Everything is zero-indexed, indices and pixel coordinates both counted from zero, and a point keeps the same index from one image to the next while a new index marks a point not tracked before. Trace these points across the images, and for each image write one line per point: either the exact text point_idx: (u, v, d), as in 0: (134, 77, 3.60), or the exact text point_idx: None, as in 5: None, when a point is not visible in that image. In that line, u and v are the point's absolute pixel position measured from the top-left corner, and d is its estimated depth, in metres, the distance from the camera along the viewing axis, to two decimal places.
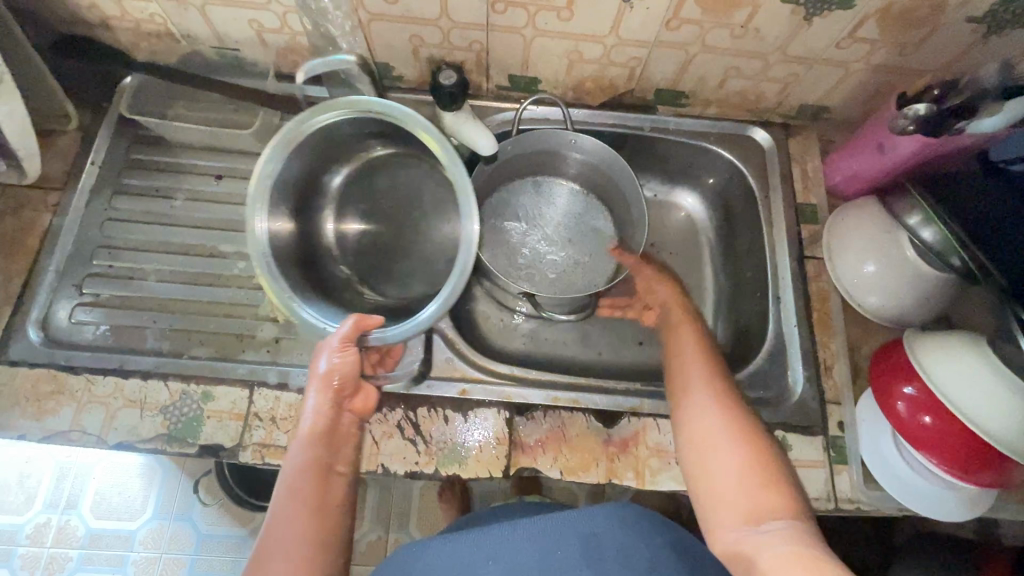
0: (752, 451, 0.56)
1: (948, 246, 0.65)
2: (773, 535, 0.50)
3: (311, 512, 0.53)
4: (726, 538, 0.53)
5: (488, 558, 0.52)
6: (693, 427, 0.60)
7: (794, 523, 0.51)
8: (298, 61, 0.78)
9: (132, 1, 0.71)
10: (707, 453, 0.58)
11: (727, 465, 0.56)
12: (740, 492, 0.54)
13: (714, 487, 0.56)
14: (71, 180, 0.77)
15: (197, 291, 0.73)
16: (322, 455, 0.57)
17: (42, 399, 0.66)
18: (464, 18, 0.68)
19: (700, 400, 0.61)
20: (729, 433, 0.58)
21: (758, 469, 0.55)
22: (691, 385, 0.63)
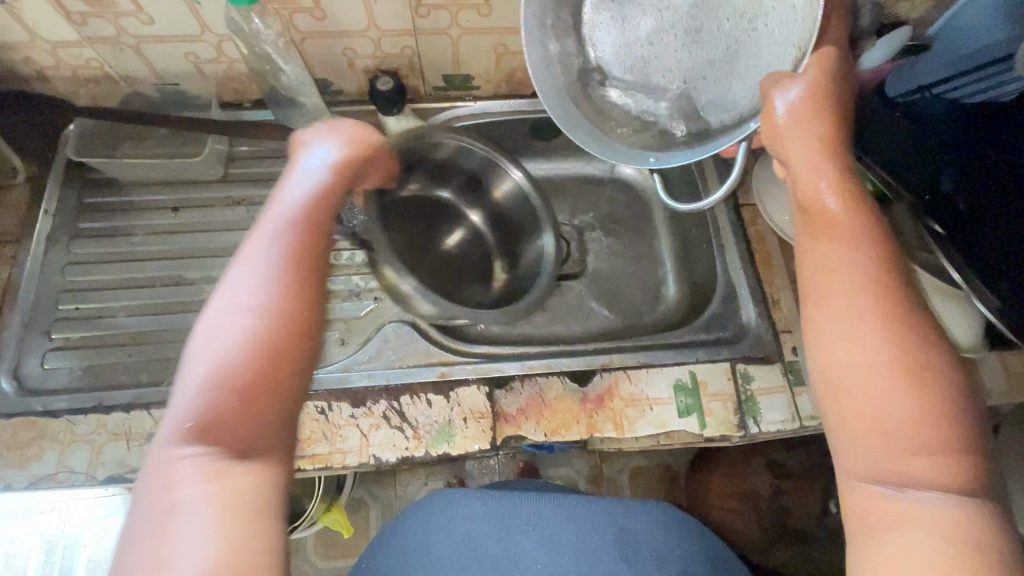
0: (914, 371, 0.41)
1: None
2: (915, 518, 0.38)
3: (262, 377, 0.40)
4: (856, 499, 0.41)
5: (528, 525, 0.61)
6: (840, 322, 0.43)
7: (951, 515, 0.38)
8: (238, 88, 0.82)
9: (68, 50, 0.73)
10: (848, 370, 0.42)
11: (876, 397, 0.41)
12: (895, 420, 0.40)
13: (865, 399, 0.41)
14: (25, 232, 0.77)
15: (168, 320, 0.75)
16: (294, 280, 0.44)
17: (23, 446, 0.66)
18: (392, 25, 0.73)
19: (855, 299, 0.43)
20: (893, 350, 0.41)
21: (933, 424, 0.39)
22: (839, 275, 0.45)
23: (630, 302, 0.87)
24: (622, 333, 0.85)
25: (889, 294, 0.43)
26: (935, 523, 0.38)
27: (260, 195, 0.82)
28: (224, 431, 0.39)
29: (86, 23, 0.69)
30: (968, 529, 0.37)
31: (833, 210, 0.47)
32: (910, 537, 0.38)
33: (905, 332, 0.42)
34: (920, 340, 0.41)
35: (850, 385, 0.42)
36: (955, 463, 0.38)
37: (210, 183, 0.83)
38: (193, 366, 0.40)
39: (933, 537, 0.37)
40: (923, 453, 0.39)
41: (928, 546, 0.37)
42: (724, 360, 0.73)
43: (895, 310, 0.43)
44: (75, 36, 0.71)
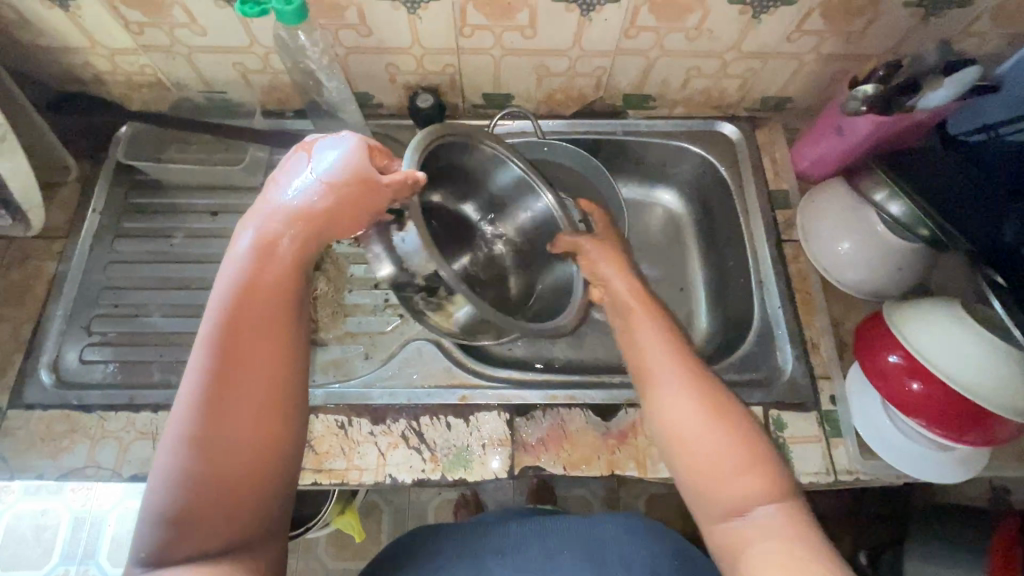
0: (733, 436, 0.50)
1: (915, 218, 0.70)
2: (758, 533, 0.46)
3: (217, 482, 0.43)
4: (720, 537, 0.49)
5: (495, 552, 0.62)
6: (658, 401, 0.53)
7: (777, 516, 0.46)
8: (281, 98, 0.83)
9: (124, 56, 0.76)
10: (680, 433, 0.51)
11: (700, 440, 0.50)
12: (711, 454, 0.50)
13: (689, 452, 0.51)
14: (74, 228, 0.80)
15: (199, 323, 0.76)
16: (235, 366, 0.45)
17: (57, 438, 0.68)
18: (435, 44, 0.73)
19: (669, 386, 0.53)
20: (696, 400, 0.52)
21: (741, 450, 0.49)
22: (647, 348, 0.57)
23: None
24: None
25: (680, 355, 0.55)
26: (774, 529, 0.46)
27: None
28: (195, 545, 0.42)
29: (143, 33, 0.71)
30: (796, 532, 0.45)
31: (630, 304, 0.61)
32: (760, 546, 0.46)
33: (710, 409, 0.51)
34: (716, 391, 0.53)
35: (684, 454, 0.51)
36: (770, 479, 0.48)
37: (248, 191, 0.84)
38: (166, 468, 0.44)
39: (773, 541, 0.45)
40: (747, 474, 0.48)
41: (775, 544, 0.45)
42: (753, 404, 0.71)
43: (692, 368, 0.54)
44: (132, 44, 0.73)
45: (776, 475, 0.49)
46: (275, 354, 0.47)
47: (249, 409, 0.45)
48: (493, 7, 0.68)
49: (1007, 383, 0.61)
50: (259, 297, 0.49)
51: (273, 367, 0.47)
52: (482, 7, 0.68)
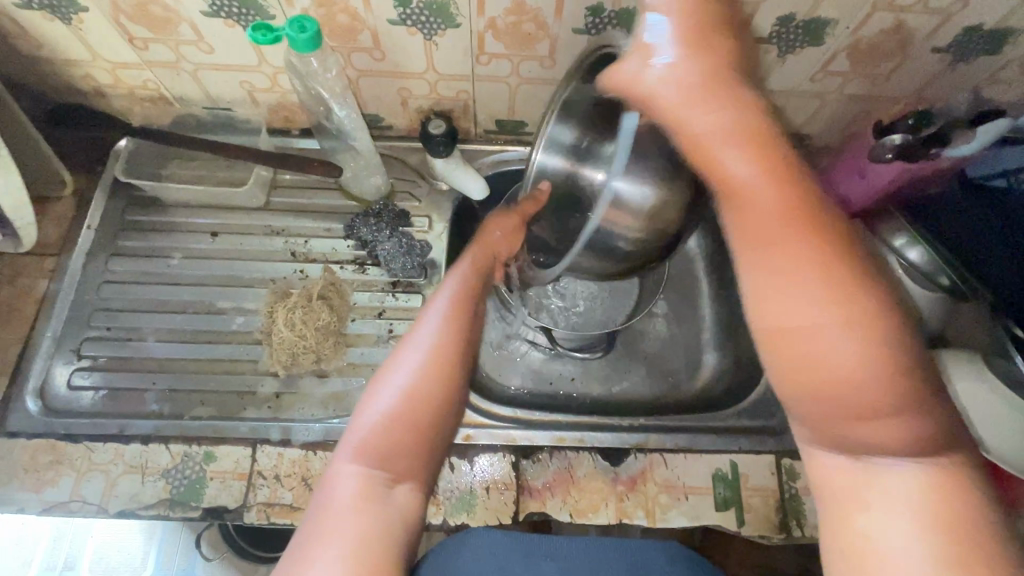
0: (868, 332, 0.40)
1: (935, 265, 0.70)
2: (889, 493, 0.38)
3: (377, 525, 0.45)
4: (826, 475, 0.42)
5: (546, 556, 0.58)
6: (768, 270, 0.43)
7: (918, 472, 0.38)
8: (288, 116, 0.80)
9: (126, 70, 0.73)
10: (786, 333, 0.42)
11: (818, 355, 0.41)
12: (861, 370, 0.39)
13: (819, 357, 0.40)
14: (67, 245, 0.77)
15: (194, 349, 0.73)
16: (422, 411, 0.50)
17: (41, 469, 0.65)
18: (451, 70, 0.71)
19: (794, 248, 0.42)
20: (823, 294, 0.41)
21: (883, 379, 0.39)
22: (758, 218, 0.43)
23: (668, 368, 0.83)
24: (658, 403, 0.80)
25: (810, 236, 0.42)
26: (909, 489, 0.38)
27: (299, 226, 0.80)
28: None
29: (147, 48, 0.69)
30: (945, 484, 0.37)
31: (758, 168, 0.43)
32: (883, 509, 0.38)
33: (857, 318, 0.40)
34: (865, 298, 0.40)
35: (812, 359, 0.41)
36: (918, 425, 0.39)
37: (250, 210, 0.81)
38: (363, 428, 0.49)
39: (903, 500, 0.38)
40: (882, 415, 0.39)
41: (899, 511, 0.37)
42: (767, 453, 0.69)
43: (831, 256, 0.41)
44: (135, 58, 0.71)
45: (936, 419, 0.39)
46: (441, 409, 0.51)
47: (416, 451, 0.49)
48: (513, 37, 0.65)
49: None
50: (452, 341, 0.55)
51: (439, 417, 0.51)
52: (501, 36, 0.65)
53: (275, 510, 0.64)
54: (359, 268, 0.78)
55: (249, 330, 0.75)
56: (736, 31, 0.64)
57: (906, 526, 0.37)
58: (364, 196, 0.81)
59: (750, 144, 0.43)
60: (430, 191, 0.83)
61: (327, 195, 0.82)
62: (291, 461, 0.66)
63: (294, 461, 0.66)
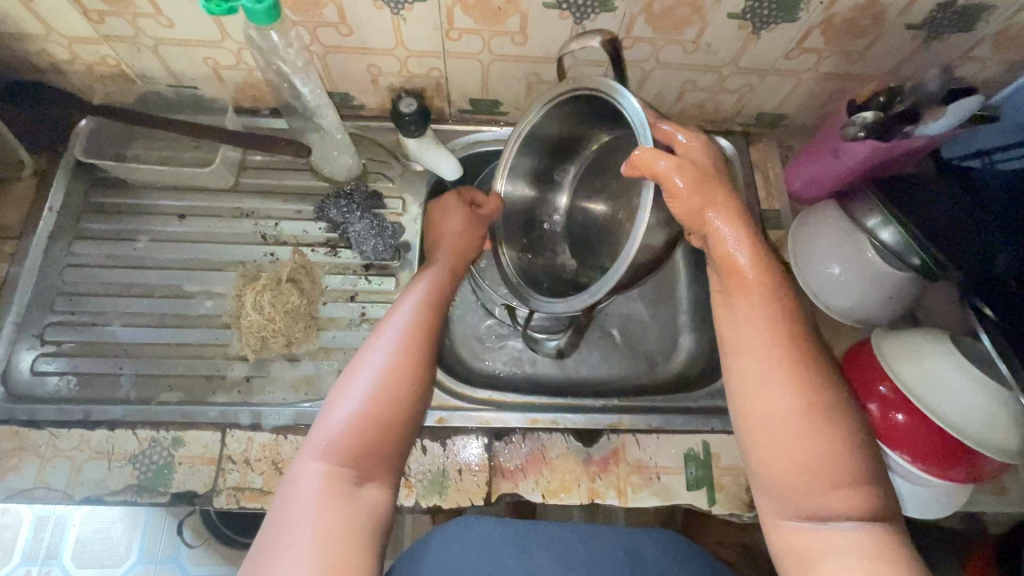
0: (819, 416, 0.49)
1: (907, 246, 0.68)
2: (841, 546, 0.46)
3: (373, 426, 0.52)
4: (786, 537, 0.50)
5: (541, 544, 0.61)
6: (753, 406, 0.51)
7: (860, 536, 0.46)
8: (255, 95, 0.78)
9: (84, 46, 0.70)
10: (763, 422, 0.50)
11: (786, 437, 0.49)
12: (802, 447, 0.49)
13: (775, 444, 0.50)
14: (28, 228, 0.75)
15: (162, 334, 0.72)
16: (417, 340, 0.58)
17: (4, 456, 0.64)
18: (420, 46, 0.69)
19: (759, 367, 0.51)
20: (778, 377, 0.51)
21: (842, 461, 0.48)
22: (741, 332, 0.54)
23: (645, 350, 0.83)
24: (633, 384, 0.80)
25: (780, 340, 0.52)
26: (854, 546, 0.46)
27: (269, 208, 0.79)
28: (341, 473, 0.50)
29: (103, 21, 0.66)
30: (886, 540, 0.46)
31: (745, 271, 0.55)
32: (837, 558, 0.46)
33: (814, 418, 0.49)
34: (824, 418, 0.49)
35: (767, 438, 0.50)
36: (860, 497, 0.48)
37: (218, 192, 0.79)
38: (329, 430, 0.52)
39: (851, 559, 0.46)
40: (838, 486, 0.48)
41: (853, 561, 0.45)
42: None
43: (795, 357, 0.51)
44: (92, 33, 0.68)
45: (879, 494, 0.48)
46: (433, 343, 0.60)
47: (408, 370, 0.56)
48: (483, 11, 0.64)
49: (991, 426, 0.60)
50: (438, 293, 0.65)
51: (427, 348, 0.59)
52: (470, 11, 0.64)
53: (246, 495, 0.64)
54: (331, 251, 0.77)
55: (218, 314, 0.73)
56: (709, 5, 0.63)
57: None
58: (335, 177, 0.80)
59: (723, 272, 0.56)
60: (403, 171, 0.81)
61: (297, 176, 0.80)
62: (261, 445, 0.66)
63: (264, 445, 0.66)
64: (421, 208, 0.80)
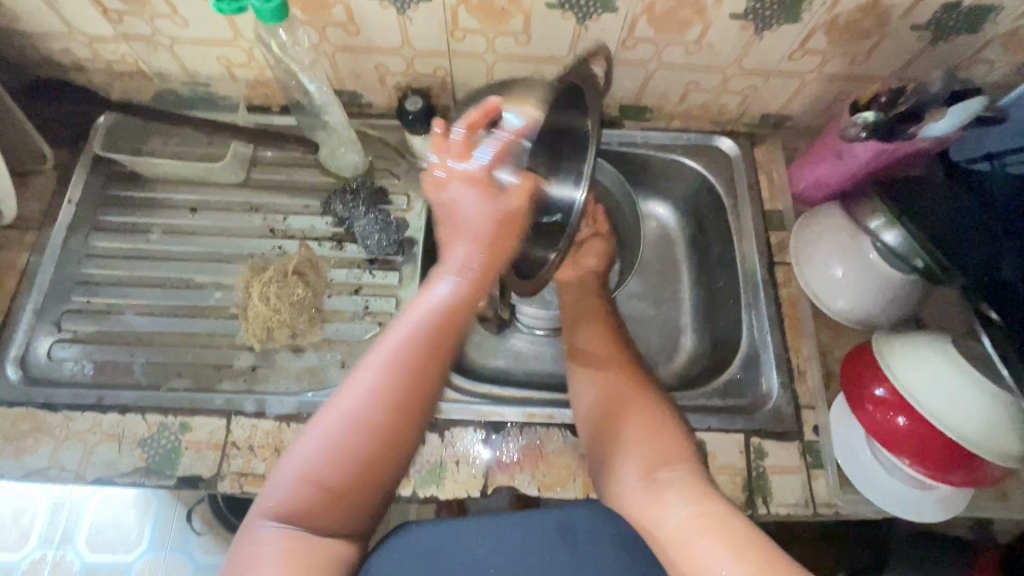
0: (639, 404, 0.60)
1: (911, 248, 0.68)
2: (672, 499, 0.53)
3: (365, 464, 0.49)
4: (632, 508, 0.55)
5: (475, 539, 0.56)
6: (586, 399, 0.63)
7: (701, 501, 0.52)
8: (267, 93, 0.80)
9: (104, 44, 0.73)
10: (604, 404, 0.62)
11: (622, 420, 0.60)
12: (645, 439, 0.58)
13: (618, 437, 0.59)
14: (48, 219, 0.78)
15: (173, 323, 0.74)
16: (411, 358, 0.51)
17: (20, 437, 0.66)
18: (425, 46, 0.70)
19: (592, 360, 0.65)
20: (625, 385, 0.62)
21: (676, 447, 0.57)
22: (583, 309, 0.71)
23: (644, 349, 0.83)
24: None
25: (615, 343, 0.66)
26: (691, 503, 0.52)
27: (278, 203, 0.81)
28: (308, 501, 0.48)
29: (123, 21, 0.69)
30: (710, 497, 0.52)
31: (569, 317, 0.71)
32: (680, 513, 0.52)
33: (637, 396, 0.61)
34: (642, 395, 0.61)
35: (609, 431, 0.60)
36: (699, 483, 0.54)
37: (230, 187, 0.82)
38: (279, 483, 0.49)
39: (709, 508, 0.51)
40: (664, 448, 0.57)
41: (711, 540, 0.48)
42: (737, 431, 0.69)
43: (627, 367, 0.64)
44: (111, 32, 0.71)
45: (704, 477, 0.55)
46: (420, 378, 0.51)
47: (384, 413, 0.50)
48: (487, 12, 0.65)
49: (993, 431, 0.59)
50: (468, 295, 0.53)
51: (413, 380, 0.50)
52: (475, 12, 0.65)
53: (248, 480, 0.65)
54: (337, 245, 0.79)
55: (227, 305, 0.75)
56: (712, 7, 0.64)
57: (689, 519, 0.51)
58: (343, 173, 0.82)
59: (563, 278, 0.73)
60: (409, 169, 0.83)
61: (306, 172, 0.82)
62: (265, 432, 0.68)
63: (268, 432, 0.67)
64: (425, 204, 0.81)
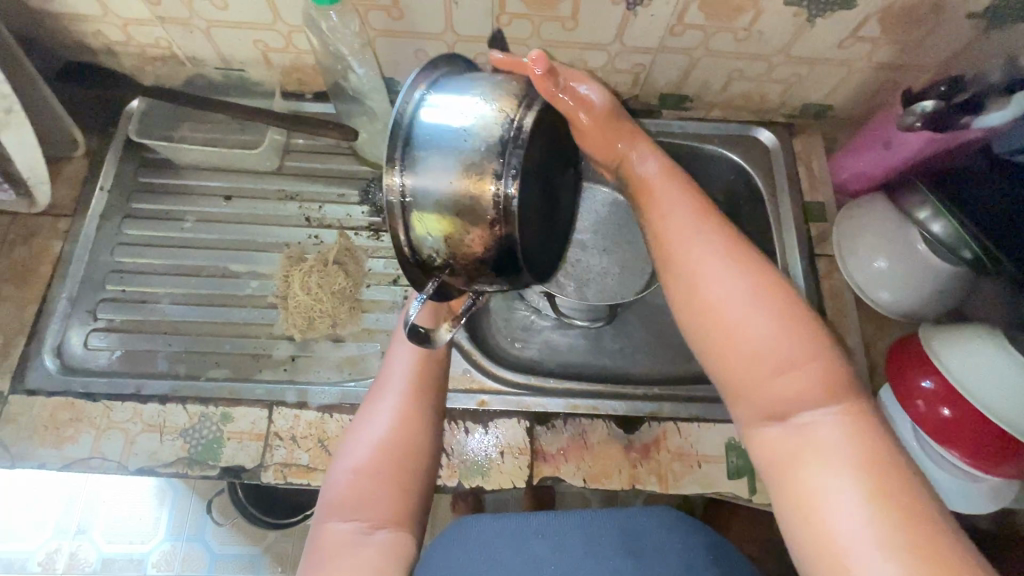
0: (778, 312, 0.45)
1: (959, 239, 0.66)
2: (831, 438, 0.42)
3: (398, 456, 0.53)
4: (770, 449, 0.44)
5: (538, 532, 0.61)
6: (713, 292, 0.47)
7: (841, 425, 0.42)
8: (302, 79, 0.79)
9: (138, 27, 0.71)
10: (729, 328, 0.46)
11: (745, 335, 0.45)
12: (787, 345, 0.44)
13: (751, 348, 0.45)
14: (80, 207, 0.76)
15: (210, 312, 0.73)
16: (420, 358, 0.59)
17: (60, 426, 0.66)
18: (469, 31, 0.69)
19: (706, 252, 0.49)
20: (756, 301, 0.46)
21: (807, 362, 0.44)
22: (677, 223, 0.50)
23: (680, 341, 0.82)
24: (669, 374, 0.80)
25: (731, 252, 0.49)
26: (835, 436, 0.42)
27: (314, 191, 0.80)
28: (358, 498, 0.51)
29: (160, 3, 0.67)
30: (863, 428, 0.42)
31: (653, 183, 0.53)
32: (827, 469, 0.41)
33: (769, 301, 0.46)
34: (784, 301, 0.46)
35: (737, 341, 0.45)
36: (828, 382, 0.43)
37: (264, 175, 0.80)
38: (333, 484, 0.52)
39: (838, 458, 0.41)
40: (799, 376, 0.44)
41: (843, 477, 0.40)
42: None
43: (733, 250, 0.49)
44: (148, 14, 0.69)
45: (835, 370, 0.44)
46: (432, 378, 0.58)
47: (412, 411, 0.56)
48: None
49: None
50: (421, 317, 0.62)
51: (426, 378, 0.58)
52: None
53: (293, 470, 0.65)
54: (374, 234, 0.78)
55: (264, 294, 0.74)
56: None
57: (848, 492, 0.39)
58: (378, 162, 0.80)
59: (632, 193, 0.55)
60: None
61: (340, 160, 0.81)
62: (307, 423, 0.67)
63: (310, 423, 0.67)
64: None
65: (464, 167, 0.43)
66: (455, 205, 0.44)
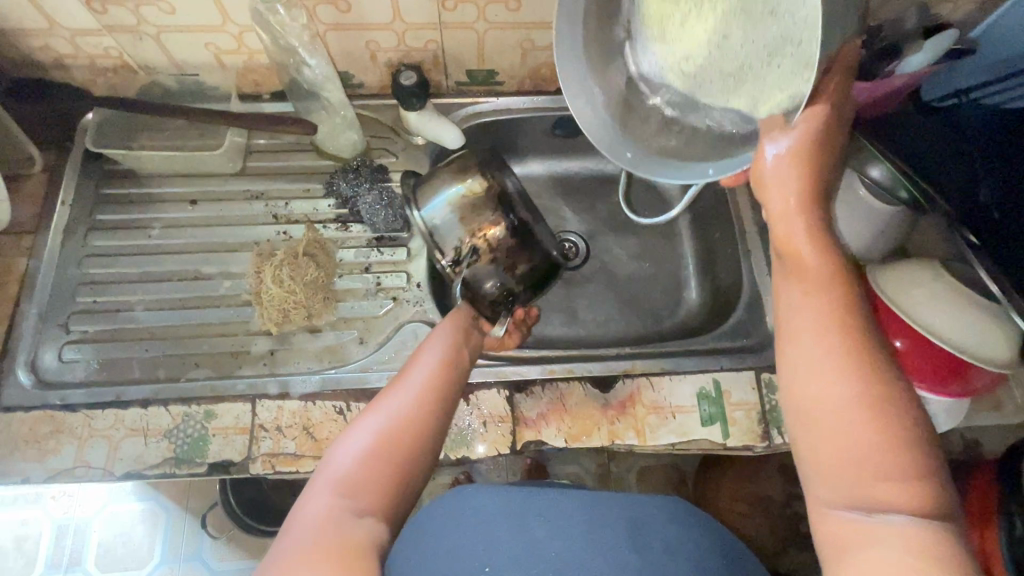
0: (875, 405, 0.43)
1: (897, 182, 0.71)
2: (909, 543, 0.40)
3: (399, 454, 0.54)
4: (830, 522, 0.44)
5: (539, 516, 0.58)
6: (806, 382, 0.46)
7: (921, 530, 0.40)
8: (257, 80, 0.80)
9: (86, 38, 0.72)
10: (820, 418, 0.45)
11: (843, 433, 0.44)
12: (867, 445, 0.42)
13: (832, 422, 0.44)
14: (43, 223, 0.76)
15: (184, 315, 0.74)
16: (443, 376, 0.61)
17: (41, 440, 0.66)
18: (417, 18, 0.71)
19: (820, 359, 0.45)
20: (858, 397, 0.44)
21: (894, 458, 0.42)
22: (803, 273, 0.48)
23: (649, 305, 0.85)
24: (641, 337, 0.83)
25: (854, 352, 0.45)
26: (908, 544, 0.40)
27: (279, 189, 0.81)
28: (354, 482, 0.52)
29: (107, 11, 0.68)
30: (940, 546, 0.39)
31: (809, 277, 0.47)
32: (883, 553, 0.40)
33: (874, 409, 0.43)
34: (888, 411, 0.43)
35: (821, 425, 0.45)
36: (920, 490, 0.41)
37: (228, 177, 0.81)
38: (339, 461, 0.53)
39: (908, 552, 0.39)
40: (894, 476, 0.42)
41: (895, 552, 0.40)
42: (749, 369, 0.72)
43: (842, 328, 0.46)
44: (94, 24, 0.69)
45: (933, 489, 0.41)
46: (450, 395, 0.60)
47: (424, 418, 0.57)
48: None
49: (983, 340, 0.63)
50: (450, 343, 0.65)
51: (442, 393, 0.60)
52: None
53: (280, 460, 0.66)
54: (342, 226, 0.79)
55: (238, 293, 0.75)
56: None
57: None
58: (341, 155, 0.82)
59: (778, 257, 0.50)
60: (406, 146, 0.83)
61: (303, 157, 0.83)
62: (291, 412, 0.68)
63: (294, 412, 0.68)
64: None
65: (467, 215, 0.70)
66: (476, 221, 0.70)
